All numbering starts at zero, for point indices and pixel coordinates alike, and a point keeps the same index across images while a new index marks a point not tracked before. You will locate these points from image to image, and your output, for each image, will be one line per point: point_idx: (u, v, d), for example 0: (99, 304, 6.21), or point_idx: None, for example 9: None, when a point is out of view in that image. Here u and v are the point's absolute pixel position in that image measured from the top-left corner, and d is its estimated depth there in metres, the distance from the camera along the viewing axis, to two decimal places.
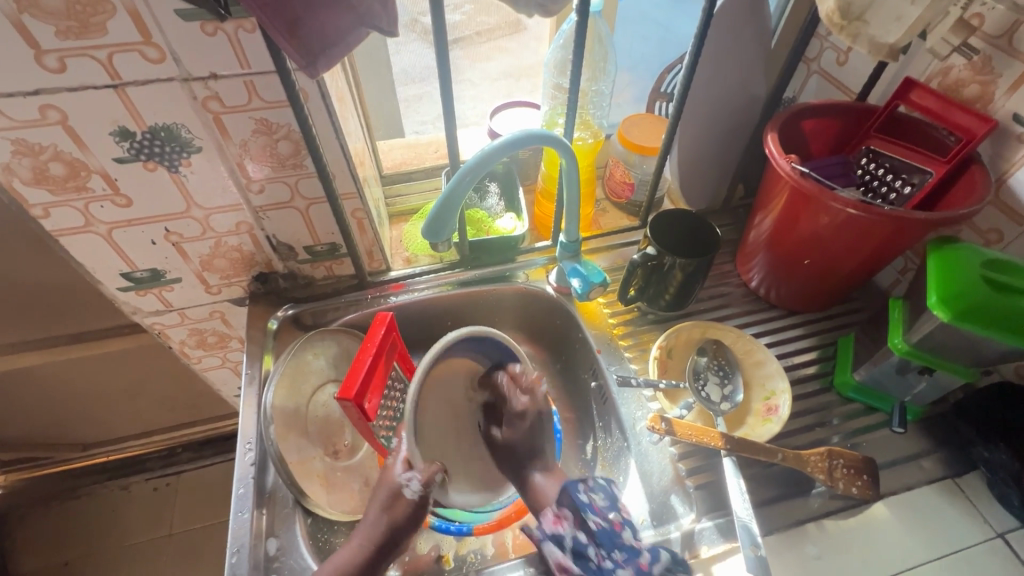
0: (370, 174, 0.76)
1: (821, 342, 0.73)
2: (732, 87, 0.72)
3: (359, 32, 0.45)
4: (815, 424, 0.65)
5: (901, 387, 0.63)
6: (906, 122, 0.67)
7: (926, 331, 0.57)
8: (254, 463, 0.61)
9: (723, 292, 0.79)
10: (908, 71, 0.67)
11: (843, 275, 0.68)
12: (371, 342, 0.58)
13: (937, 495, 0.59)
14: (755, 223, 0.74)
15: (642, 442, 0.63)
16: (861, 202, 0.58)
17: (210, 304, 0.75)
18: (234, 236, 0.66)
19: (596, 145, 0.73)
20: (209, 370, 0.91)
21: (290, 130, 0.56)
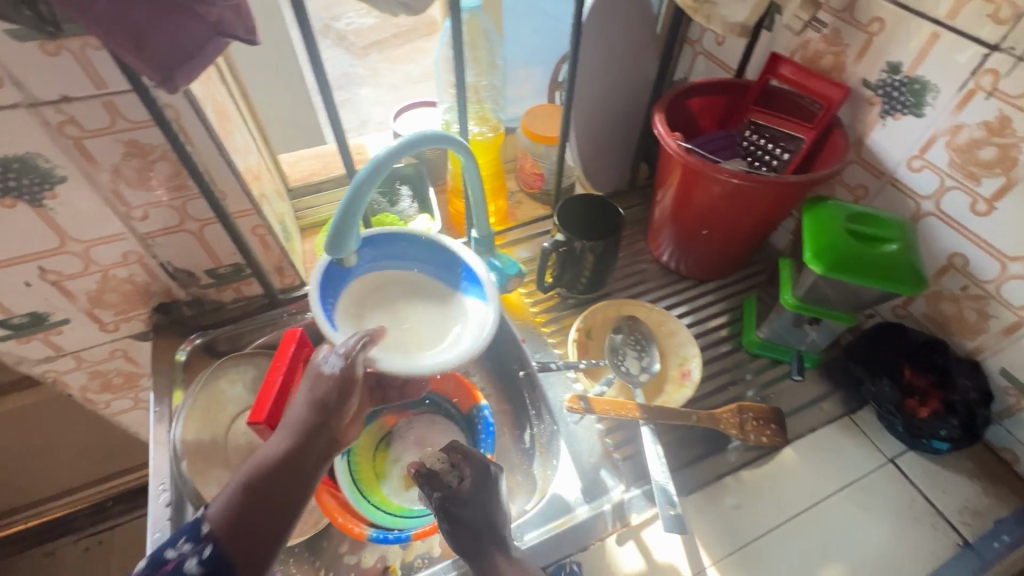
0: (271, 188, 0.73)
1: (729, 306, 0.77)
2: (621, 73, 0.75)
3: (218, 42, 0.43)
4: (727, 384, 0.69)
5: (797, 338, 0.69)
6: (778, 94, 0.72)
7: (811, 284, 0.61)
8: (170, 505, 0.57)
9: (638, 269, 0.82)
10: (775, 46, 0.72)
11: (740, 241, 0.73)
12: (281, 362, 0.57)
13: (836, 433, 0.65)
14: (658, 200, 0.77)
15: (569, 423, 0.65)
16: (742, 171, 0.62)
17: (108, 343, 0.70)
18: (122, 267, 0.62)
19: (496, 138, 0.74)
20: (123, 413, 0.85)
21: (165, 150, 0.53)
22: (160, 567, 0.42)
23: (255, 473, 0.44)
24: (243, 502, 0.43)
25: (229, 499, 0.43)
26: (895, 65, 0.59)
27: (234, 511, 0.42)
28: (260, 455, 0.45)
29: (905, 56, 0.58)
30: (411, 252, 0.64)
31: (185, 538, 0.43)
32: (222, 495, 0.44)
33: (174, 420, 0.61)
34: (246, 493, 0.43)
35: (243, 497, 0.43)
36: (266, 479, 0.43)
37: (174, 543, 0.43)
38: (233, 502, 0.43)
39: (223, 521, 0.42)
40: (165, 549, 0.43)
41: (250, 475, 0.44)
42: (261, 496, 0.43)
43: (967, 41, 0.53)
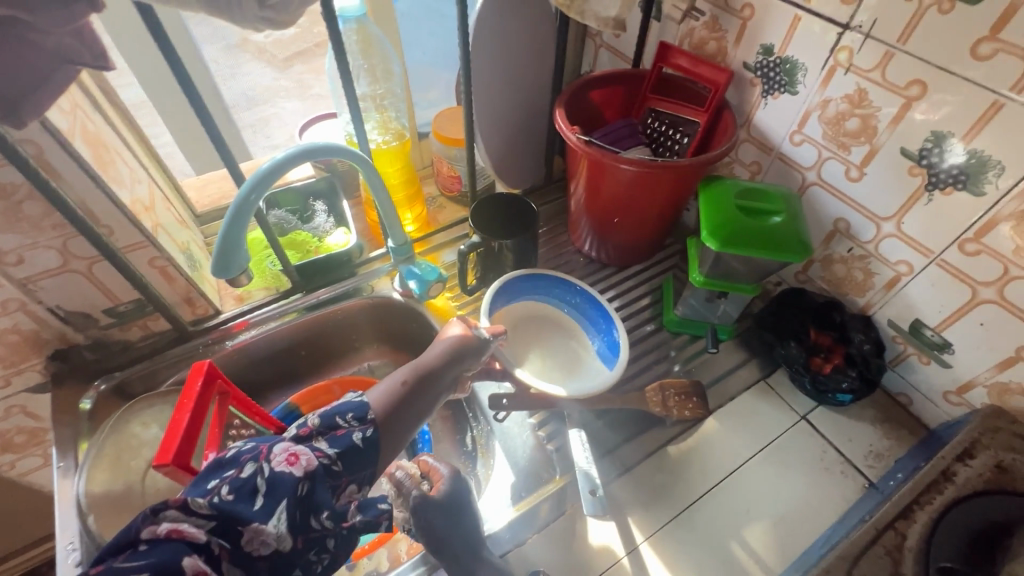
0: (170, 217, 0.70)
1: (650, 288, 0.80)
2: (523, 71, 0.76)
3: (67, 70, 0.41)
4: (651, 363, 0.72)
5: (708, 311, 0.72)
6: (672, 82, 0.75)
7: (714, 261, 0.64)
8: (80, 563, 0.53)
9: (562, 261, 0.83)
10: (665, 36, 0.75)
11: (652, 224, 0.75)
12: (189, 398, 0.54)
13: (754, 399, 0.68)
14: (572, 192, 0.79)
15: (502, 422, 0.65)
16: (640, 159, 0.64)
17: (3, 399, 0.65)
18: (3, 317, 0.57)
19: (403, 145, 0.74)
20: (35, 472, 0.79)
21: (30, 188, 0.49)
22: (329, 431, 0.45)
23: (414, 371, 0.53)
24: (401, 393, 0.51)
25: (392, 389, 0.51)
26: (768, 47, 0.63)
27: (393, 399, 0.50)
28: (406, 367, 0.53)
29: (775, 38, 0.62)
30: (546, 291, 0.71)
31: (353, 414, 0.47)
32: (382, 386, 0.52)
33: (79, 472, 0.57)
34: (403, 385, 0.51)
35: (401, 388, 0.51)
36: (417, 382, 0.52)
37: (342, 413, 0.47)
38: (394, 392, 0.51)
39: (381, 410, 0.49)
40: (335, 415, 0.46)
41: (407, 374, 0.53)
42: (408, 394, 0.51)
43: (823, 22, 0.57)
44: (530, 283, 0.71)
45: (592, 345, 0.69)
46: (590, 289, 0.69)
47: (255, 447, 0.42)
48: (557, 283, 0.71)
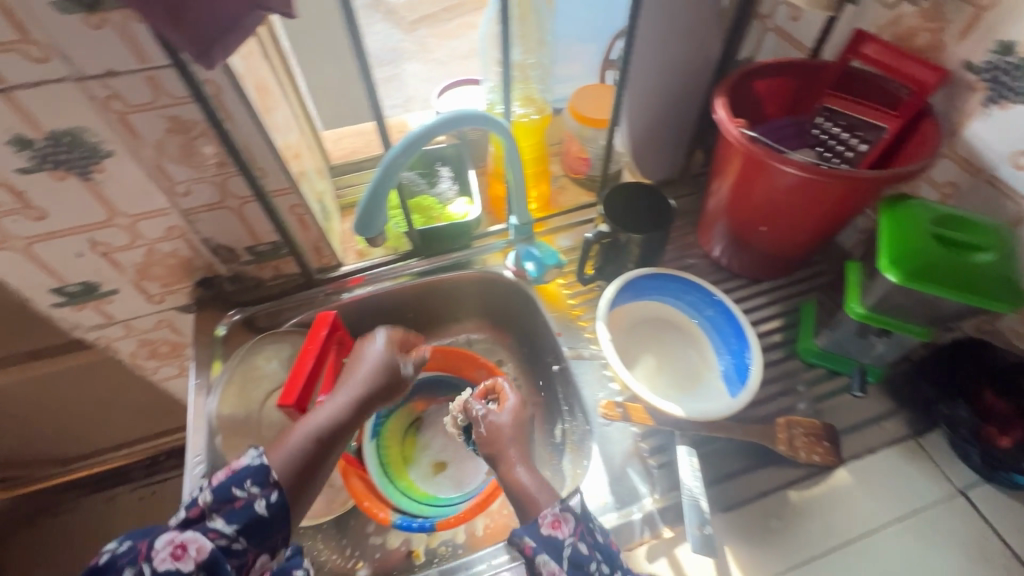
0: (311, 166, 0.73)
1: (785, 309, 0.71)
2: (683, 52, 0.69)
3: (256, 15, 0.42)
4: (778, 394, 0.64)
5: (860, 349, 0.63)
6: (860, 78, 0.64)
7: (882, 294, 0.55)
8: (205, 475, 0.58)
9: (686, 264, 0.77)
10: (861, 22, 0.64)
11: (802, 239, 0.66)
12: (312, 345, 0.59)
13: (898, 457, 0.59)
14: (712, 190, 0.71)
15: (602, 424, 0.62)
16: (810, 164, 0.56)
17: (155, 314, 0.72)
18: (166, 242, 0.63)
19: (542, 121, 0.72)
20: (170, 380, 0.88)
21: (206, 126, 0.53)
22: (226, 505, 0.45)
23: (323, 427, 0.53)
24: (302, 457, 0.51)
25: (311, 428, 0.53)
26: (1007, 46, 0.51)
27: (290, 468, 0.50)
28: (314, 419, 0.54)
29: (1022, 35, 0.50)
30: (677, 297, 0.67)
31: (251, 482, 0.47)
32: (305, 422, 0.53)
33: (213, 393, 0.63)
34: (314, 444, 0.52)
35: (308, 447, 0.52)
36: (331, 441, 0.53)
37: (240, 483, 0.46)
38: (293, 458, 0.51)
39: (284, 476, 0.49)
40: (232, 485, 0.46)
41: (343, 409, 0.55)
42: (319, 453, 0.52)
43: None
44: (657, 282, 0.67)
45: (717, 365, 0.63)
46: (728, 301, 0.64)
47: (134, 545, 0.42)
48: (687, 288, 0.67)
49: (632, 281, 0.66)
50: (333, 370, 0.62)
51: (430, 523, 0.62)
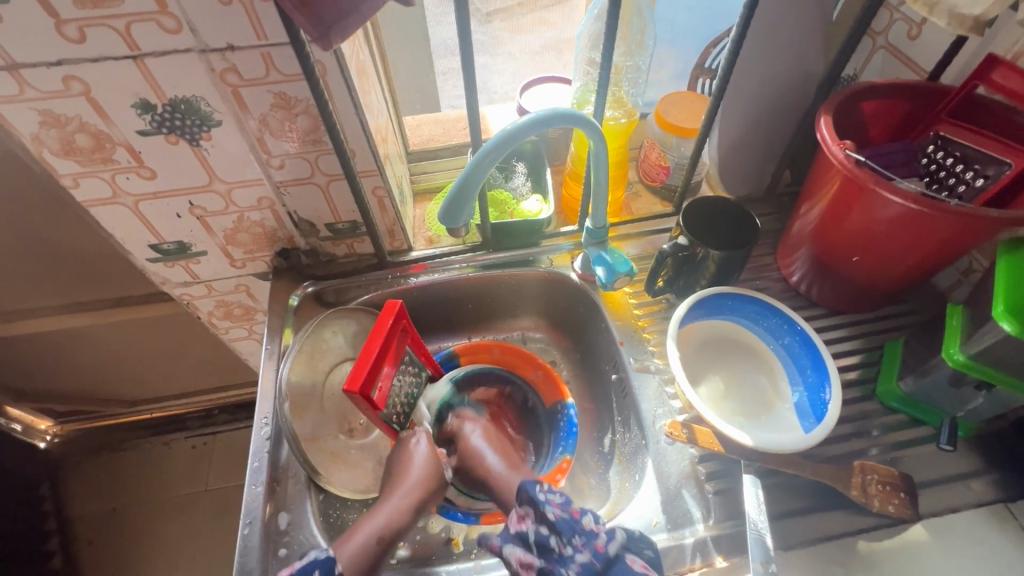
0: (393, 150, 0.74)
1: (866, 345, 0.67)
2: (784, 64, 0.67)
3: (375, 1, 0.43)
4: (852, 434, 0.60)
5: (953, 401, 0.57)
6: (984, 106, 0.59)
7: (986, 344, 0.51)
8: (269, 438, 0.62)
9: (760, 286, 0.73)
10: (992, 47, 0.59)
11: (897, 275, 0.62)
12: (379, 330, 0.58)
13: (983, 521, 0.54)
14: (800, 213, 0.68)
15: (660, 441, 0.60)
16: (922, 195, 0.52)
17: (235, 277, 0.76)
18: (256, 212, 0.66)
19: (629, 126, 0.71)
20: (238, 341, 0.93)
21: (308, 105, 0.55)
22: None
23: (385, 529, 0.53)
24: (372, 552, 0.51)
25: (361, 543, 0.51)
26: None
27: (360, 560, 0.50)
28: (375, 519, 0.53)
29: None
30: (750, 319, 0.65)
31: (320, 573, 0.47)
32: (352, 536, 0.51)
33: (284, 360, 0.66)
34: (376, 543, 0.51)
35: (373, 546, 0.51)
36: (392, 538, 0.53)
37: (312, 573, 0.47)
38: (365, 550, 0.51)
39: (353, 566, 0.49)
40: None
41: (386, 525, 0.53)
42: (384, 550, 0.52)
43: None
44: (732, 303, 0.65)
45: (792, 397, 0.61)
46: (810, 332, 0.61)
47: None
48: (766, 314, 0.65)
49: (706, 298, 0.64)
50: (395, 356, 0.60)
51: (474, 517, 0.62)
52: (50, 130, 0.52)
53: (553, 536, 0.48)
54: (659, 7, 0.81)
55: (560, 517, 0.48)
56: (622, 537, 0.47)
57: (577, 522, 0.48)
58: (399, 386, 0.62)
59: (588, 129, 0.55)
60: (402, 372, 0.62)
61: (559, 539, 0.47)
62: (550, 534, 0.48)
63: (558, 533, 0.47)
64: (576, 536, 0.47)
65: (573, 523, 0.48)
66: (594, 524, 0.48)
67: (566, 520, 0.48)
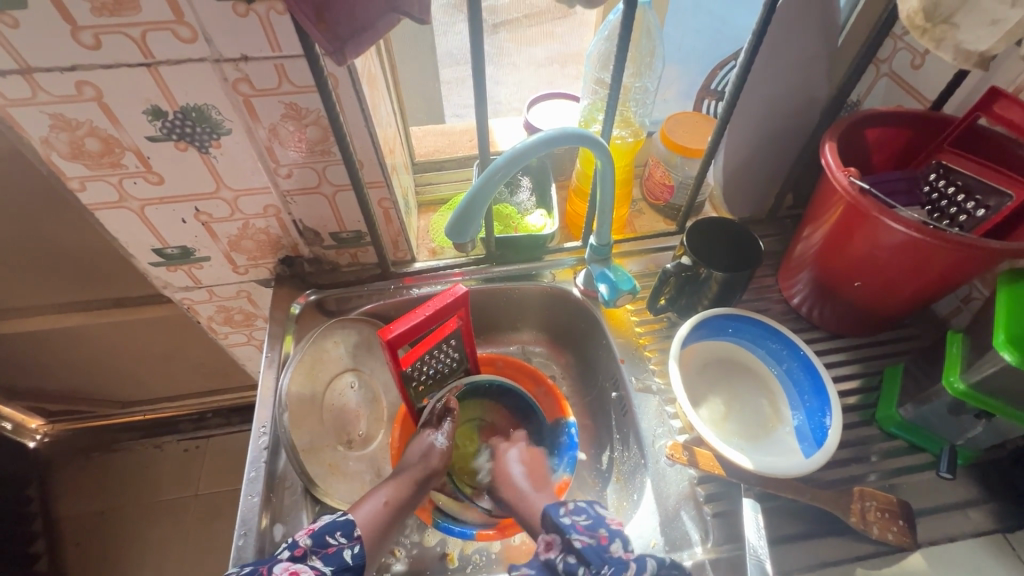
0: (400, 162, 0.74)
1: (866, 370, 0.67)
2: (787, 90, 0.68)
3: (390, 18, 0.43)
4: (850, 460, 0.60)
5: (952, 429, 0.58)
6: (987, 137, 0.59)
7: (985, 372, 0.51)
8: (267, 447, 0.61)
9: (761, 307, 0.74)
10: (995, 79, 0.60)
11: (898, 302, 0.62)
12: (433, 304, 0.59)
13: (981, 551, 0.54)
14: (803, 236, 0.68)
15: (659, 461, 0.60)
16: (925, 225, 0.52)
17: (237, 283, 0.76)
18: (261, 219, 0.66)
19: (636, 144, 0.71)
20: (236, 346, 0.92)
21: (319, 116, 0.55)
22: (322, 549, 0.50)
23: (395, 498, 0.56)
24: (382, 516, 0.54)
25: (372, 510, 0.54)
26: None
27: (374, 522, 0.53)
28: (384, 487, 0.57)
29: None
30: (751, 341, 0.66)
31: (340, 533, 0.51)
32: (364, 503, 0.55)
33: (284, 368, 0.66)
34: (383, 507, 0.55)
35: (381, 511, 0.55)
36: (398, 503, 0.56)
37: (332, 532, 0.51)
38: (375, 515, 0.54)
39: (369, 530, 0.53)
40: (325, 533, 0.51)
41: (391, 494, 0.56)
42: (392, 513, 0.55)
43: None
44: (735, 323, 0.65)
45: (792, 421, 0.61)
46: (813, 354, 0.61)
47: (255, 568, 0.47)
48: (768, 336, 0.65)
49: (707, 319, 0.65)
50: (443, 332, 0.62)
51: (470, 531, 0.61)
52: (61, 133, 0.52)
53: (581, 565, 0.48)
54: (666, 28, 0.82)
55: (587, 544, 0.50)
56: (654, 566, 0.47)
57: (604, 549, 0.49)
58: (432, 361, 0.64)
59: (596, 148, 0.55)
60: (442, 348, 0.64)
61: (587, 568, 0.48)
62: (579, 564, 0.49)
63: (587, 563, 0.48)
64: (605, 565, 0.48)
65: (602, 551, 0.49)
66: (622, 552, 0.49)
67: (592, 546, 0.49)
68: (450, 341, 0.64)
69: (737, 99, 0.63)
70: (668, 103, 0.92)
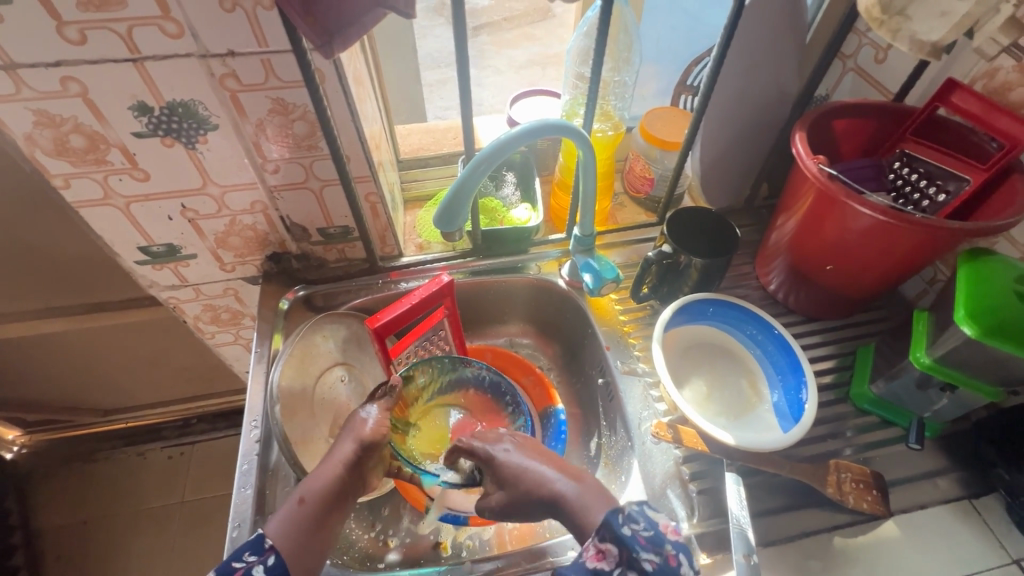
0: (386, 158, 0.75)
1: (840, 351, 0.70)
2: (760, 84, 0.71)
3: (377, 12, 0.45)
4: (827, 435, 0.63)
5: (920, 402, 0.61)
6: (944, 126, 0.63)
7: (950, 347, 0.54)
8: (259, 441, 0.62)
9: (740, 294, 0.76)
10: (952, 71, 0.63)
11: (869, 284, 0.65)
12: (418, 293, 0.62)
13: (949, 517, 0.57)
14: (777, 224, 0.71)
15: (646, 442, 0.61)
16: (890, 208, 0.55)
17: (224, 281, 0.76)
18: (248, 215, 0.66)
19: (616, 137, 0.74)
20: (223, 346, 0.92)
21: (305, 111, 0.56)
22: None
23: (321, 493, 0.48)
24: (301, 516, 0.46)
25: (292, 512, 0.46)
26: None
27: (297, 529, 0.45)
28: (310, 480, 0.48)
29: None
30: (730, 324, 0.68)
31: (248, 553, 0.43)
32: (282, 508, 0.47)
33: (274, 363, 0.66)
34: (300, 505, 0.47)
35: (298, 511, 0.46)
36: (320, 498, 0.47)
37: (239, 555, 0.43)
38: (293, 516, 0.46)
39: (284, 536, 0.45)
40: (231, 559, 0.42)
41: (307, 488, 0.48)
42: (316, 510, 0.47)
43: None
44: (713, 308, 0.68)
45: (770, 398, 0.63)
46: (788, 334, 0.64)
47: None
48: (747, 320, 0.67)
49: (688, 304, 0.67)
50: (431, 322, 0.65)
51: (464, 517, 0.62)
52: (45, 130, 0.52)
53: None
54: (642, 27, 0.85)
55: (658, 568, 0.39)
56: None
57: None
58: (421, 352, 0.67)
59: (577, 138, 0.57)
60: (432, 339, 0.67)
61: None
62: None
63: None
64: None
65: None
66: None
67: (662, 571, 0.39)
68: (440, 330, 0.67)
69: (711, 93, 0.66)
70: (646, 100, 0.95)
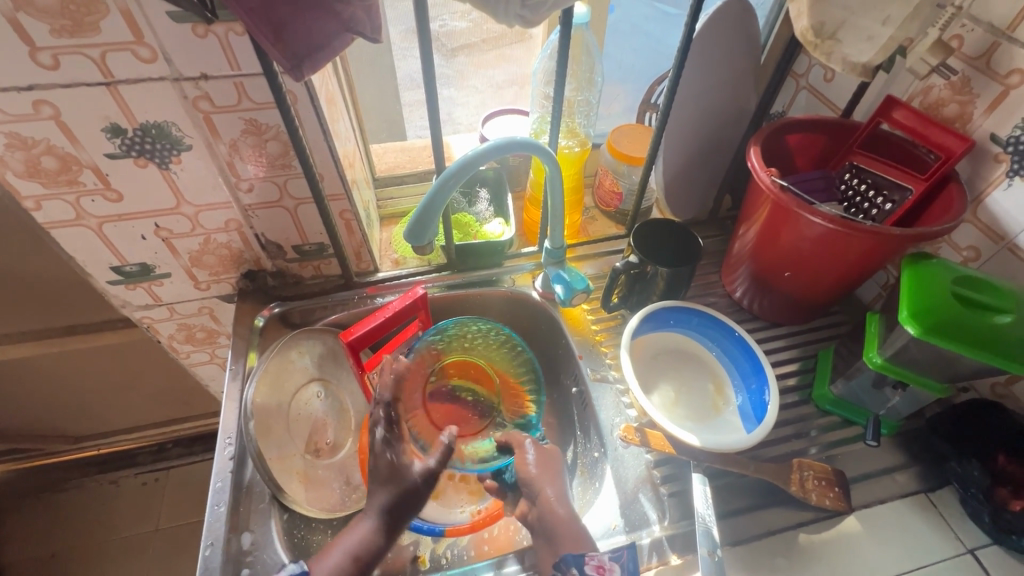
0: (360, 176, 0.77)
1: (802, 354, 0.73)
2: (716, 102, 0.75)
3: (345, 38, 0.47)
4: (792, 436, 0.65)
5: (876, 400, 0.64)
6: (888, 140, 0.67)
7: (898, 346, 0.58)
8: (233, 458, 0.62)
9: (708, 301, 0.79)
10: (891, 89, 0.68)
11: (826, 289, 0.68)
12: (392, 306, 0.64)
13: (908, 511, 0.60)
14: (739, 234, 0.74)
15: (617, 448, 0.63)
16: (838, 216, 0.58)
17: (199, 300, 0.76)
18: (223, 233, 0.67)
19: (581, 154, 0.78)
20: (198, 366, 0.91)
21: (278, 131, 0.57)
22: None
23: (358, 550, 0.52)
24: (345, 569, 0.51)
25: (333, 563, 0.51)
26: None
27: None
28: (349, 538, 0.53)
29: None
30: (696, 330, 0.71)
31: None
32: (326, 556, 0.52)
33: (249, 380, 0.66)
34: (352, 562, 0.51)
35: (348, 565, 0.51)
36: (365, 557, 0.52)
37: None
38: (337, 569, 0.51)
39: None
40: None
41: (354, 544, 0.52)
42: (362, 568, 0.51)
43: None
44: (678, 315, 0.71)
45: (735, 401, 0.66)
46: (752, 338, 0.67)
47: None
48: (711, 325, 0.70)
49: (654, 310, 0.70)
50: (407, 334, 0.69)
51: (439, 528, 0.62)
52: (16, 152, 0.52)
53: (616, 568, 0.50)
54: (607, 49, 0.89)
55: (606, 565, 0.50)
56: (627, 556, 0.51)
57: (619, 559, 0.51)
58: None
59: (543, 155, 0.59)
60: None
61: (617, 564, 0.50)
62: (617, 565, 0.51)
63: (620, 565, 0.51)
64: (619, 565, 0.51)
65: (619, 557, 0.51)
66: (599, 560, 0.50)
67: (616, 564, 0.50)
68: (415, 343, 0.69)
69: (670, 110, 0.69)
70: (613, 117, 0.98)
